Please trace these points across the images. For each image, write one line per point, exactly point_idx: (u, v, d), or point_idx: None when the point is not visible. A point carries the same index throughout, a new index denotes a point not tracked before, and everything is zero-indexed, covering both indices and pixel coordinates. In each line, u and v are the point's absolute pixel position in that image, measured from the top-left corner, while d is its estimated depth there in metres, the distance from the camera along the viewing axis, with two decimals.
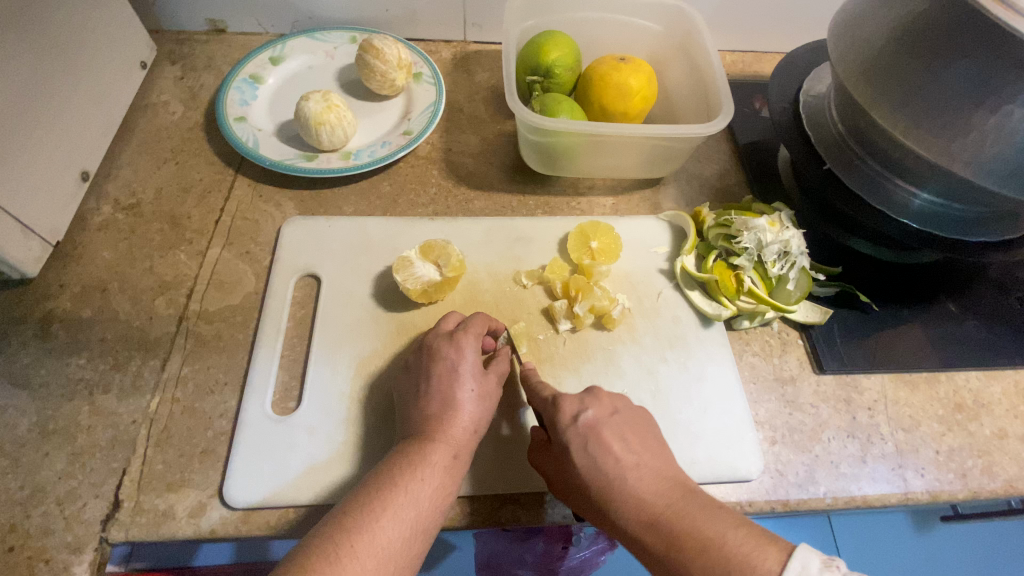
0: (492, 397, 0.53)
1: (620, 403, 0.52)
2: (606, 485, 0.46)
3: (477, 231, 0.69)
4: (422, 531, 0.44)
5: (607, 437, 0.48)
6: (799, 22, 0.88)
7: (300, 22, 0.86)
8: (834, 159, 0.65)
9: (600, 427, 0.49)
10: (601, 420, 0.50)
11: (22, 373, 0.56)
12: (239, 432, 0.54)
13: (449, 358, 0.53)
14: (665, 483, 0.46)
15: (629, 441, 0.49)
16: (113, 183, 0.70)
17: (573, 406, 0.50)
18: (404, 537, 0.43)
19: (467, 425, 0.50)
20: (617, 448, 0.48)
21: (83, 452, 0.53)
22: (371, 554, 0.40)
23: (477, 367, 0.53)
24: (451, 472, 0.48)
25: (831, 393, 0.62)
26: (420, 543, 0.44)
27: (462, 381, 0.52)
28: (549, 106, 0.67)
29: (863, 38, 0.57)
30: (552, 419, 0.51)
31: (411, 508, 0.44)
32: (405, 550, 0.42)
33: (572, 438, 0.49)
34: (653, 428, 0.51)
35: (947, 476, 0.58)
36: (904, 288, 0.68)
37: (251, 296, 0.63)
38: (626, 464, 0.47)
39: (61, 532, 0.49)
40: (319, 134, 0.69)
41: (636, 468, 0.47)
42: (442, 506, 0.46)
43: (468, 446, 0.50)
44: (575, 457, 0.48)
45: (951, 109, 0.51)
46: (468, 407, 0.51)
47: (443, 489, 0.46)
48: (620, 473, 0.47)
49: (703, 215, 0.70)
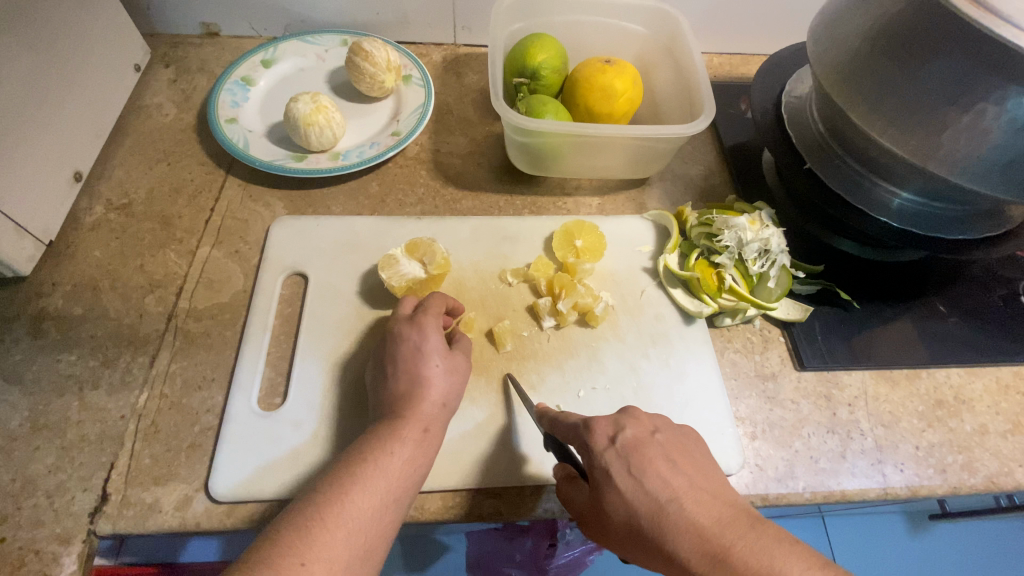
0: (460, 373, 0.55)
1: (656, 421, 0.50)
2: (654, 511, 0.43)
3: (464, 230, 0.70)
4: (394, 503, 0.45)
5: (651, 457, 0.45)
6: (785, 24, 0.89)
7: (292, 25, 0.87)
8: (815, 159, 0.66)
9: (640, 448, 0.46)
10: (641, 440, 0.47)
11: (14, 368, 0.57)
12: (225, 427, 0.55)
13: (413, 338, 0.55)
14: (721, 508, 0.43)
15: (671, 464, 0.46)
16: (107, 183, 0.71)
17: (609, 429, 0.48)
18: (376, 508, 0.43)
19: (435, 400, 0.52)
20: (663, 471, 0.45)
21: (72, 446, 0.54)
22: (341, 524, 0.41)
23: (441, 345, 0.55)
24: (422, 446, 0.49)
25: (812, 390, 0.63)
26: (394, 514, 0.45)
27: (428, 358, 0.53)
28: (535, 107, 0.68)
29: (842, 39, 0.58)
30: (587, 443, 0.47)
31: (382, 480, 0.45)
32: (377, 521, 0.43)
33: (612, 459, 0.45)
34: (694, 450, 0.48)
35: (927, 472, 0.59)
36: (885, 286, 0.69)
37: (240, 294, 0.64)
38: (671, 487, 0.44)
39: (50, 524, 0.50)
40: (308, 134, 0.70)
41: (686, 492, 0.43)
42: (414, 479, 0.47)
43: (439, 420, 0.51)
44: (618, 482, 0.44)
45: (927, 108, 0.52)
46: (436, 381, 0.52)
47: (415, 461, 0.47)
48: (666, 498, 0.43)
49: (686, 214, 0.70)
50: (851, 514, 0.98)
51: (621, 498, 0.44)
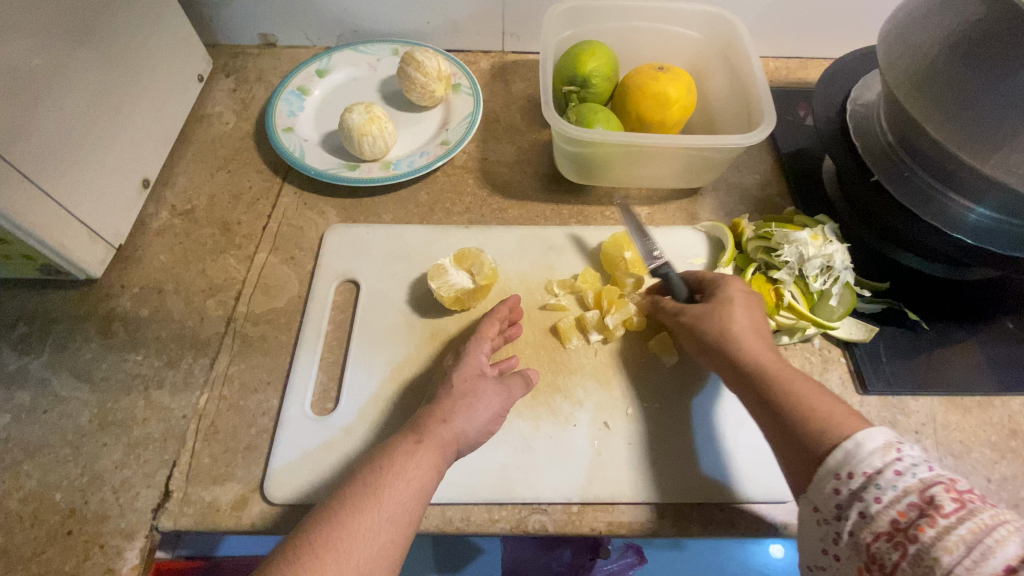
0: (481, 395, 0.53)
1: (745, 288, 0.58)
2: (735, 337, 0.53)
3: (511, 239, 0.70)
4: (388, 521, 0.43)
5: (740, 308, 0.55)
6: (847, 27, 0.85)
7: (345, 35, 0.89)
8: (883, 171, 0.62)
9: (742, 301, 0.56)
10: (743, 295, 0.56)
11: (85, 367, 0.61)
12: (280, 431, 0.57)
13: (448, 364, 0.57)
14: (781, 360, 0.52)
15: (760, 321, 0.55)
16: (171, 190, 0.75)
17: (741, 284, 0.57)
18: (368, 527, 0.42)
19: (440, 417, 0.50)
20: (752, 319, 0.54)
21: (138, 443, 0.56)
22: (330, 548, 0.40)
23: (472, 369, 0.55)
24: (419, 458, 0.47)
25: (875, 415, 0.59)
26: (391, 533, 0.43)
27: (447, 381, 0.54)
28: (586, 116, 0.67)
29: (916, 47, 0.55)
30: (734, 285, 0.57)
31: (371, 497, 0.43)
32: (370, 541, 0.41)
33: (731, 295, 0.56)
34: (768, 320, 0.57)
35: (1001, 507, 0.55)
36: (956, 306, 0.65)
37: (294, 300, 0.66)
38: (754, 332, 0.53)
39: (116, 518, 0.52)
40: (361, 144, 0.71)
41: (760, 339, 0.53)
42: (412, 495, 0.45)
43: (440, 433, 0.49)
44: (726, 310, 0.55)
45: (1009, 122, 0.49)
46: (444, 402, 0.52)
47: (409, 475, 0.46)
48: (748, 334, 0.53)
49: (742, 226, 0.68)
50: None
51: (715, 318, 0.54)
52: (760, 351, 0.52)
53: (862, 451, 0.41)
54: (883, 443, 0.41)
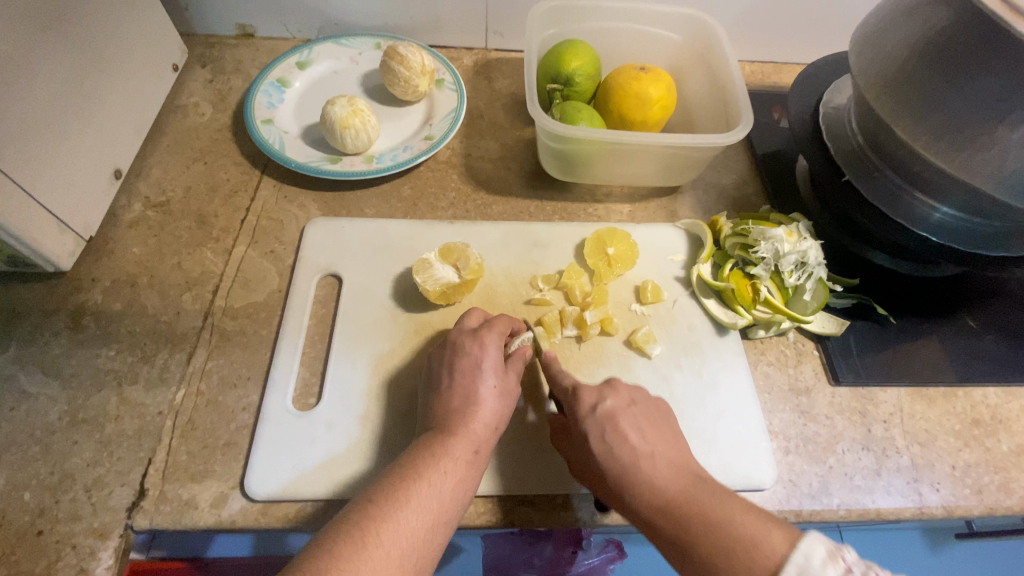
0: (511, 395, 0.54)
1: (638, 395, 0.54)
2: (628, 472, 0.48)
3: (496, 235, 0.70)
4: (443, 524, 0.45)
5: (624, 426, 0.51)
6: (820, 33, 0.88)
7: (326, 28, 0.88)
8: (854, 172, 0.64)
9: (619, 419, 0.51)
10: (619, 410, 0.52)
11: (54, 363, 0.58)
12: (260, 427, 0.56)
13: (473, 353, 0.54)
14: (683, 474, 0.48)
15: (647, 432, 0.51)
16: (144, 182, 0.73)
17: (593, 397, 0.53)
18: (427, 527, 0.43)
19: (487, 421, 0.51)
20: (633, 437, 0.50)
21: (111, 440, 0.54)
22: (394, 543, 0.41)
23: (499, 363, 0.55)
24: (472, 467, 0.48)
25: (846, 405, 0.62)
26: (442, 536, 0.44)
27: (484, 376, 0.53)
28: (569, 114, 0.68)
29: (887, 51, 0.57)
30: (572, 406, 0.53)
31: (433, 499, 0.45)
32: (428, 541, 0.43)
33: (589, 425, 0.51)
34: (672, 425, 0.53)
35: (963, 491, 0.57)
36: (922, 302, 0.68)
37: (275, 294, 0.65)
38: (641, 454, 0.49)
39: (88, 518, 0.51)
40: (344, 137, 0.71)
41: (650, 457, 0.49)
42: (462, 499, 0.47)
43: (489, 440, 0.51)
44: (592, 443, 0.50)
45: (972, 125, 0.51)
46: (489, 402, 0.52)
47: (464, 483, 0.47)
48: (636, 458, 0.49)
49: (720, 224, 0.70)
50: (872, 530, 0.98)
51: (595, 460, 0.50)
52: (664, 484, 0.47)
53: (815, 566, 0.38)
54: (827, 556, 0.38)
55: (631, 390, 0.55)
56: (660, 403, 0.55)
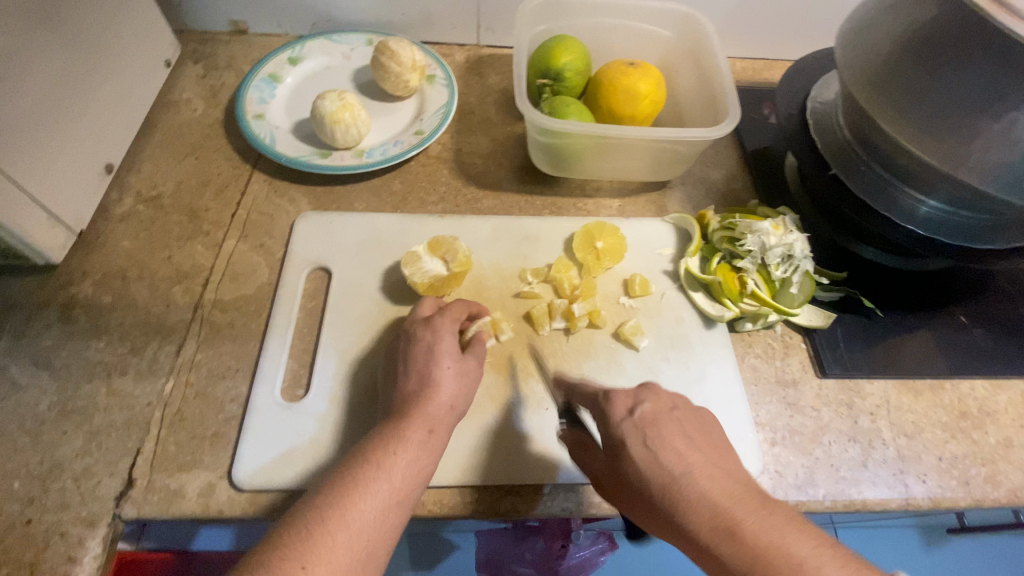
0: (470, 377, 0.54)
1: (677, 400, 0.51)
2: (679, 485, 0.43)
3: (486, 229, 0.71)
4: (399, 507, 0.45)
5: (670, 434, 0.46)
6: (810, 30, 0.89)
7: (319, 24, 0.88)
8: (840, 166, 0.65)
9: (660, 425, 0.47)
10: (661, 416, 0.48)
11: (44, 354, 0.59)
12: (249, 418, 0.56)
13: (426, 339, 0.55)
14: (738, 490, 0.43)
15: (691, 440, 0.47)
16: (136, 176, 0.73)
17: (629, 401, 0.49)
18: (381, 511, 0.43)
19: (443, 401, 0.51)
20: (680, 447, 0.46)
21: (100, 431, 0.55)
22: (343, 529, 0.41)
23: (454, 347, 0.55)
24: (427, 447, 0.48)
25: (834, 398, 0.62)
26: (399, 518, 0.44)
27: (439, 359, 0.53)
28: (558, 108, 0.68)
29: (872, 44, 0.58)
30: (607, 412, 0.49)
31: (384, 483, 0.44)
32: (382, 524, 0.43)
33: (629, 430, 0.47)
34: (709, 428, 0.50)
35: (950, 483, 0.58)
36: (909, 295, 0.68)
37: (265, 287, 0.65)
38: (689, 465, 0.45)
39: (76, 507, 0.51)
40: (334, 131, 0.71)
41: (703, 469, 0.44)
42: (419, 480, 0.47)
43: (446, 421, 0.51)
44: (635, 452, 0.46)
45: (955, 117, 0.52)
46: (445, 383, 0.52)
47: (419, 463, 0.47)
48: (685, 472, 0.44)
49: (707, 218, 0.70)
50: (865, 527, 0.99)
51: (635, 469, 0.45)
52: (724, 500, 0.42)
53: None
54: None
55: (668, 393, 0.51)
56: (694, 409, 0.51)
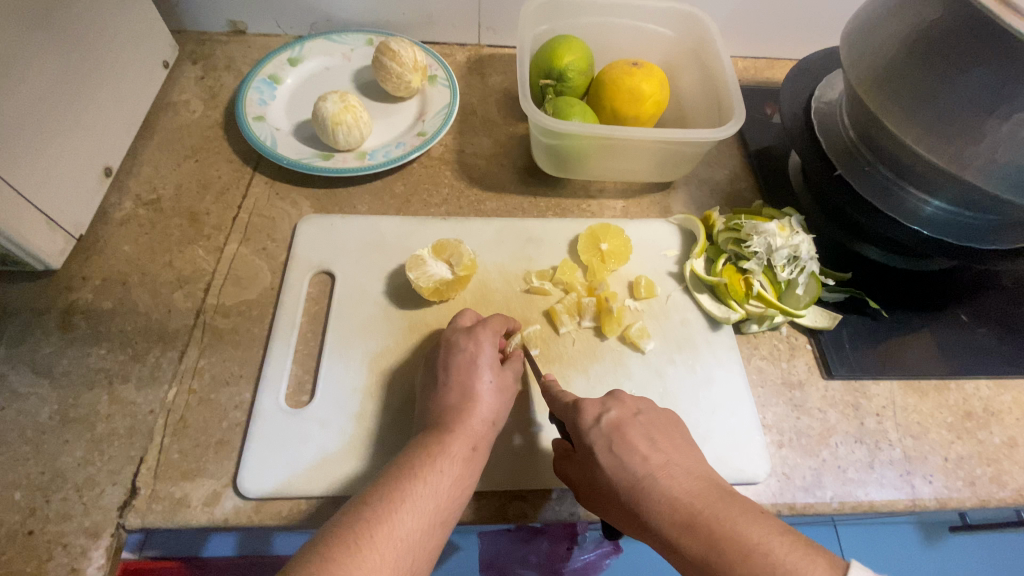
0: (508, 389, 0.55)
1: (643, 404, 0.53)
2: (647, 484, 0.45)
3: (489, 231, 0.70)
4: (439, 525, 0.45)
5: (633, 438, 0.49)
6: (811, 29, 0.89)
7: (318, 24, 0.87)
8: (845, 167, 0.65)
9: (627, 429, 0.49)
10: (624, 420, 0.50)
11: (44, 362, 0.58)
12: (254, 424, 0.55)
13: (468, 349, 0.55)
14: (699, 485, 0.45)
15: (656, 438, 0.49)
16: (135, 179, 0.72)
17: (595, 408, 0.51)
18: (423, 528, 0.43)
19: (484, 416, 0.52)
20: (642, 446, 0.48)
21: (102, 439, 0.54)
22: (389, 545, 0.40)
23: (494, 359, 0.55)
24: (469, 465, 0.49)
25: (839, 399, 0.62)
26: (438, 536, 0.44)
27: (480, 372, 0.54)
28: (562, 109, 0.68)
29: (878, 45, 0.57)
30: (575, 421, 0.51)
31: (429, 499, 0.44)
32: (424, 543, 0.43)
33: (596, 439, 0.49)
34: (680, 428, 0.52)
35: (956, 483, 0.58)
36: (914, 295, 0.68)
37: (267, 292, 0.64)
38: (651, 463, 0.47)
39: (79, 517, 0.50)
40: (336, 134, 0.70)
41: (664, 469, 0.46)
42: (459, 499, 0.47)
43: (486, 437, 0.51)
44: (600, 458, 0.48)
45: (962, 119, 0.52)
46: (485, 398, 0.53)
47: (460, 481, 0.47)
48: (648, 470, 0.46)
49: (713, 219, 0.70)
50: (868, 524, 0.99)
51: (604, 473, 0.47)
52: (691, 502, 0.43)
53: None
54: None
55: (635, 399, 0.53)
56: (666, 412, 0.53)
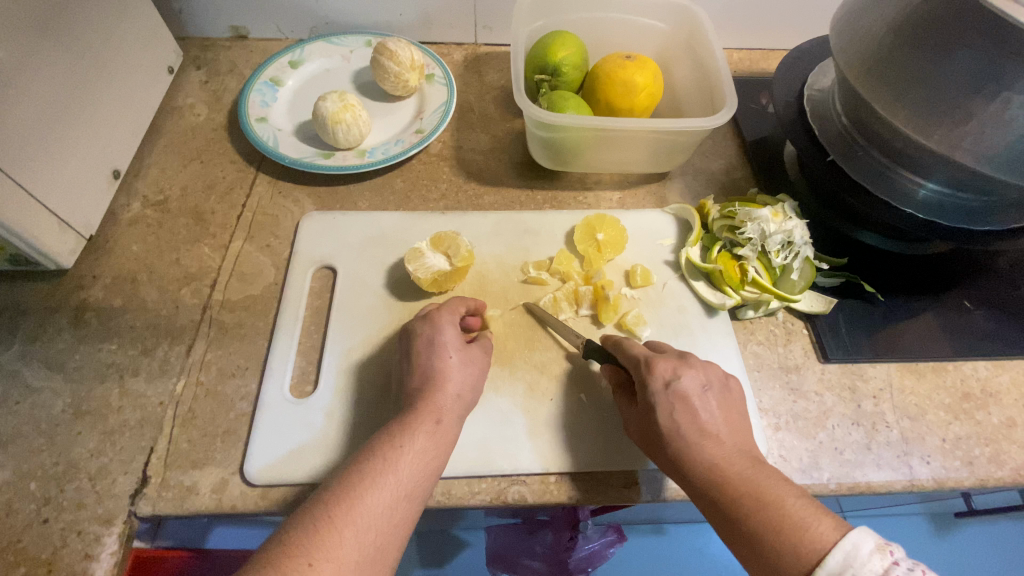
0: (476, 365, 0.56)
1: (711, 376, 0.53)
2: (696, 449, 0.48)
3: (487, 224, 0.71)
4: (407, 500, 0.46)
5: (697, 407, 0.50)
6: (805, 19, 0.89)
7: (318, 27, 0.89)
8: (838, 153, 0.65)
9: (693, 396, 0.51)
10: (693, 391, 0.51)
11: (57, 357, 0.60)
12: (259, 414, 0.57)
13: (426, 332, 0.56)
14: (743, 456, 0.48)
15: (716, 410, 0.51)
16: (142, 182, 0.74)
17: (668, 372, 0.52)
18: (388, 505, 0.44)
19: (450, 392, 0.52)
20: (704, 417, 0.50)
21: (114, 431, 0.56)
22: (349, 523, 0.42)
23: (456, 339, 0.56)
24: (435, 438, 0.49)
25: (836, 382, 0.62)
26: (408, 510, 0.45)
27: (442, 351, 0.55)
28: (556, 103, 0.69)
29: (866, 31, 0.58)
30: (642, 379, 0.52)
31: (392, 477, 0.45)
32: (390, 518, 0.44)
33: (661, 401, 0.50)
34: (740, 407, 0.53)
35: (954, 464, 0.58)
36: (910, 279, 0.68)
37: (271, 287, 0.66)
38: (708, 432, 0.49)
39: (93, 505, 0.52)
40: (335, 132, 0.72)
41: (715, 437, 0.49)
42: (427, 473, 0.48)
43: (453, 411, 0.52)
44: (660, 418, 0.50)
45: (950, 99, 0.52)
46: (448, 373, 0.53)
47: (427, 455, 0.48)
48: (701, 437, 0.49)
49: (708, 208, 0.71)
50: (875, 513, 0.99)
51: (658, 428, 0.50)
52: (735, 467, 0.47)
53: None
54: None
55: (707, 369, 0.53)
56: (729, 383, 0.54)
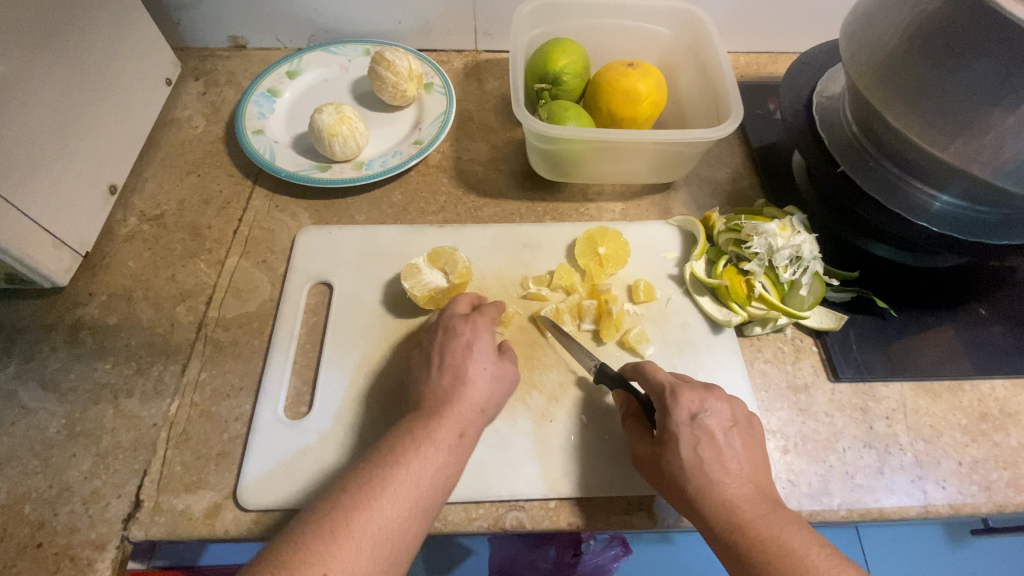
0: (507, 379, 0.55)
1: (736, 412, 0.51)
2: (717, 489, 0.46)
3: (486, 237, 0.70)
4: (421, 512, 0.44)
5: (722, 445, 0.48)
6: (814, 22, 0.87)
7: (316, 36, 0.88)
8: (849, 163, 0.63)
9: (717, 433, 0.49)
10: (719, 427, 0.49)
11: (52, 377, 0.59)
12: (253, 436, 0.56)
13: (464, 336, 0.55)
14: (763, 499, 0.47)
15: (740, 450, 0.49)
16: (140, 196, 0.74)
17: (693, 405, 0.50)
18: (403, 516, 0.43)
19: (476, 402, 0.51)
20: (728, 456, 0.48)
21: (107, 453, 0.55)
22: (365, 532, 0.41)
23: (491, 348, 0.55)
24: (455, 450, 0.48)
25: (847, 402, 0.60)
26: (421, 523, 0.44)
27: (476, 359, 0.53)
28: (556, 113, 0.67)
29: (879, 38, 0.56)
30: (666, 409, 0.50)
31: (410, 487, 0.44)
32: (403, 530, 0.43)
33: (683, 434, 0.49)
34: (762, 444, 0.51)
35: (970, 489, 0.56)
36: (924, 293, 0.66)
37: (267, 304, 0.65)
38: (730, 471, 0.47)
39: (86, 530, 0.51)
40: (332, 145, 0.71)
41: (737, 477, 0.47)
42: (444, 486, 0.46)
43: (476, 423, 0.51)
44: (683, 452, 0.48)
45: (967, 110, 0.50)
46: (479, 382, 0.52)
47: (446, 467, 0.47)
48: (724, 475, 0.47)
49: (713, 220, 0.69)
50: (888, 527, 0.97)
51: (678, 464, 0.48)
52: (756, 514, 0.45)
53: None
54: None
55: (734, 405, 0.52)
56: (752, 419, 0.52)
